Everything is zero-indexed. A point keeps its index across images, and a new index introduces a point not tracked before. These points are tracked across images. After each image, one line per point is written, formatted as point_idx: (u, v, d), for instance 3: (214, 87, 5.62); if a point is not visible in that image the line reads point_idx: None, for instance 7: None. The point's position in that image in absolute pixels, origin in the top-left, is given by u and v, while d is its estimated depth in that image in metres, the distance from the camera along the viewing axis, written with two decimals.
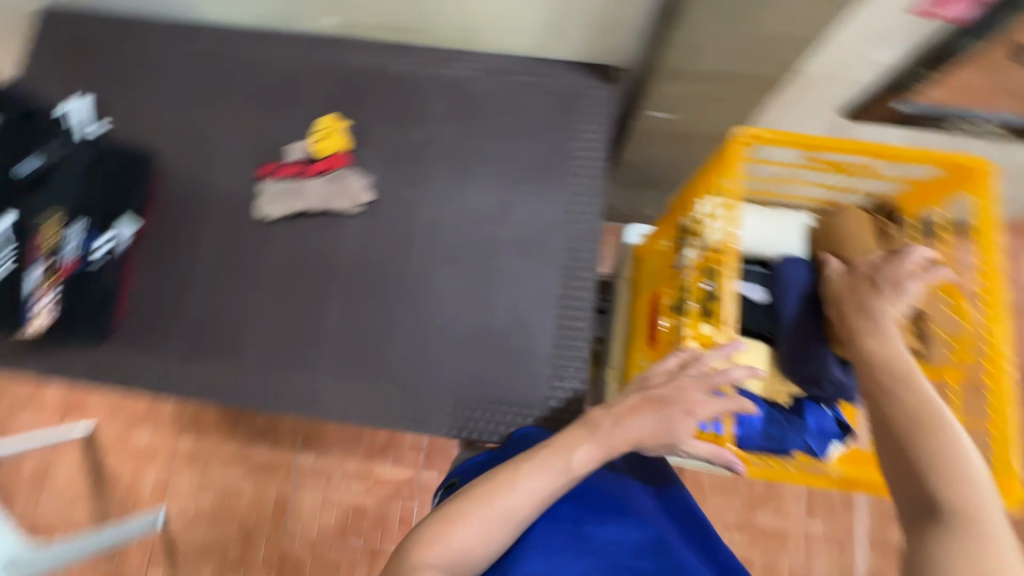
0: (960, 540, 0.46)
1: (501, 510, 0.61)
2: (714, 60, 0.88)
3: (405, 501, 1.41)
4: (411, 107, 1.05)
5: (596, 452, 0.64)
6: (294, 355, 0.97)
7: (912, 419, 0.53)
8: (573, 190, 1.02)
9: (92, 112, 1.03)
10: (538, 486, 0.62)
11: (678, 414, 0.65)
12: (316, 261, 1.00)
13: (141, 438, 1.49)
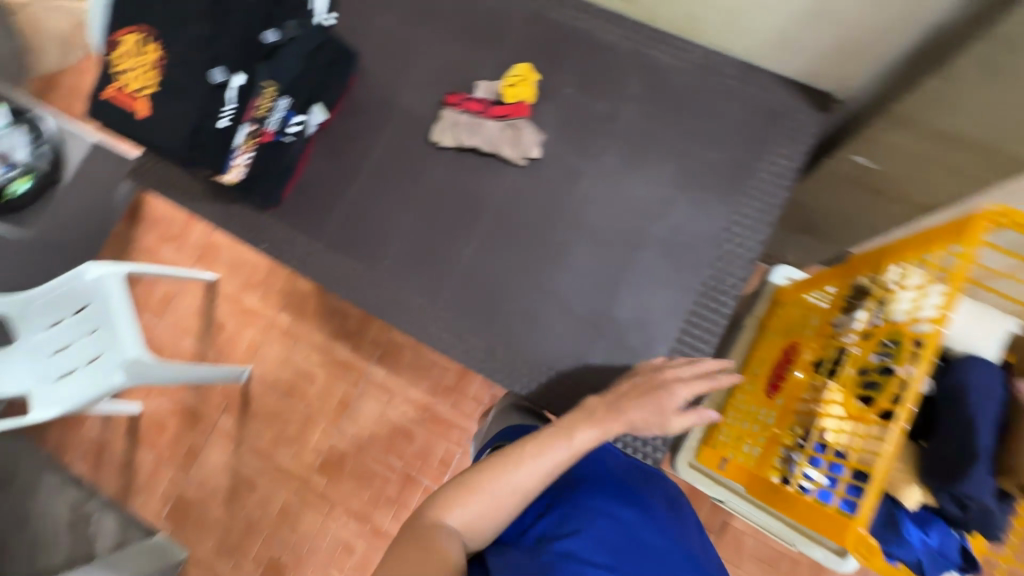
0: None
1: (516, 486, 0.67)
2: (964, 123, 0.74)
3: (453, 443, 1.46)
4: (606, 78, 1.03)
5: (595, 432, 0.73)
6: (421, 276, 1.01)
7: None
8: (743, 209, 0.96)
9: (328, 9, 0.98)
10: (551, 461, 0.70)
11: (664, 391, 0.78)
12: (470, 197, 1.02)
13: (251, 301, 1.64)
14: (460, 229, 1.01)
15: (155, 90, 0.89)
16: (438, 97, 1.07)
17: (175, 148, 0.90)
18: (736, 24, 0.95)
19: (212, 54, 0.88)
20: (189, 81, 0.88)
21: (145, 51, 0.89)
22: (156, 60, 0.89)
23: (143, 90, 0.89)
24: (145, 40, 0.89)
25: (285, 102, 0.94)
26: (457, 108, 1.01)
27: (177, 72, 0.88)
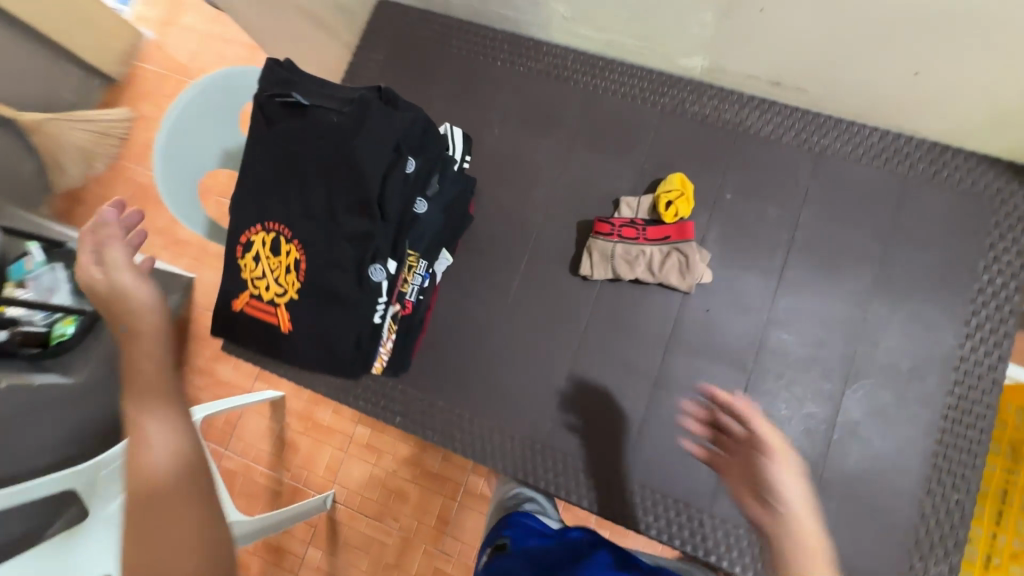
0: None
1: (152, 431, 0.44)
2: None
3: None
4: (770, 177, 0.90)
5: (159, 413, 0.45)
6: (596, 436, 0.86)
7: None
8: (970, 321, 0.81)
9: (467, 145, 0.78)
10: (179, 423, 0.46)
11: (98, 248, 0.53)
12: (635, 333, 0.89)
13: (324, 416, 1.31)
14: (631, 375, 0.88)
15: (293, 298, 0.64)
16: (576, 219, 0.92)
17: (332, 366, 0.64)
18: (937, 111, 0.78)
19: (360, 241, 0.61)
20: (337, 281, 0.62)
21: (276, 253, 0.63)
22: (294, 262, 0.63)
23: (274, 299, 0.64)
24: (277, 235, 0.63)
25: (425, 263, 0.77)
26: (612, 238, 0.87)
27: (319, 272, 0.62)
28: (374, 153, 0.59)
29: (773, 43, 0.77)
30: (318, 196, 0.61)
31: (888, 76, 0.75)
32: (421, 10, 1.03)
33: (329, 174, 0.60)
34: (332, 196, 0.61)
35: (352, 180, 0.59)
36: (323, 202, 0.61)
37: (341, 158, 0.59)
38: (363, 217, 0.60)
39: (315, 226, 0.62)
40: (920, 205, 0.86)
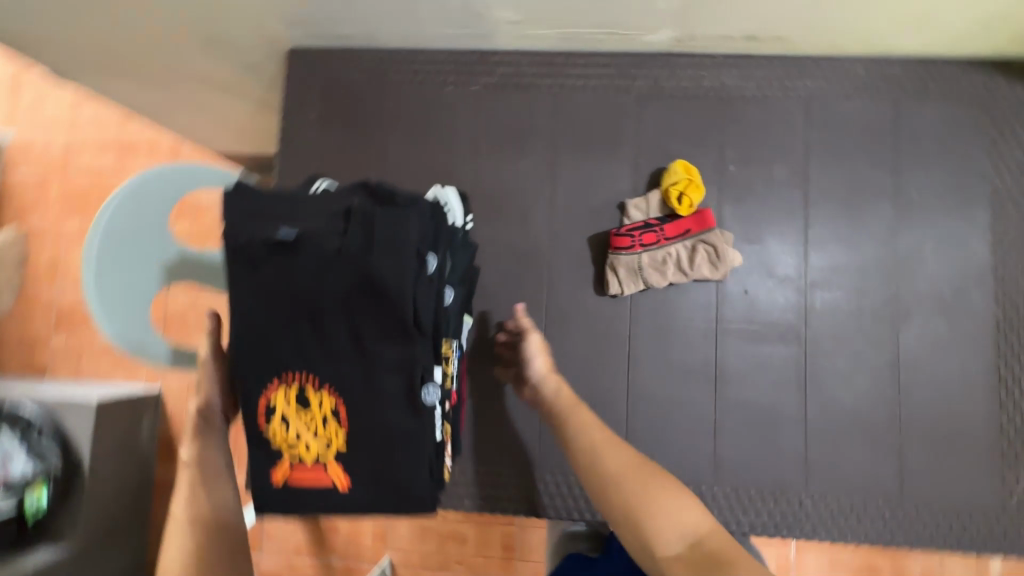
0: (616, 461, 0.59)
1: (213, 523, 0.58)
2: None
3: None
4: (767, 136, 0.85)
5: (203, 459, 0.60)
6: (673, 451, 0.82)
7: (617, 485, 0.57)
8: (993, 228, 0.81)
9: (465, 204, 0.69)
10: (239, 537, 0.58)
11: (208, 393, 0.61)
12: (680, 336, 0.84)
13: None
14: (690, 379, 0.84)
15: (342, 449, 0.54)
16: (584, 235, 0.86)
17: (407, 507, 0.55)
18: (926, 29, 0.75)
19: (404, 366, 0.53)
20: (390, 416, 0.54)
21: (307, 407, 0.54)
22: (331, 410, 0.54)
23: (320, 457, 0.55)
24: (301, 387, 0.54)
25: (456, 343, 0.68)
26: (636, 250, 0.81)
27: (366, 412, 0.53)
28: (393, 266, 0.51)
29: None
30: (339, 330, 0.53)
31: (877, 7, 0.70)
32: (344, 49, 0.90)
33: (346, 303, 0.52)
34: (356, 326, 0.52)
35: (375, 303, 0.51)
36: (348, 335, 0.53)
37: (355, 283, 0.51)
38: (400, 338, 0.52)
39: (346, 363, 0.53)
40: (919, 124, 0.84)
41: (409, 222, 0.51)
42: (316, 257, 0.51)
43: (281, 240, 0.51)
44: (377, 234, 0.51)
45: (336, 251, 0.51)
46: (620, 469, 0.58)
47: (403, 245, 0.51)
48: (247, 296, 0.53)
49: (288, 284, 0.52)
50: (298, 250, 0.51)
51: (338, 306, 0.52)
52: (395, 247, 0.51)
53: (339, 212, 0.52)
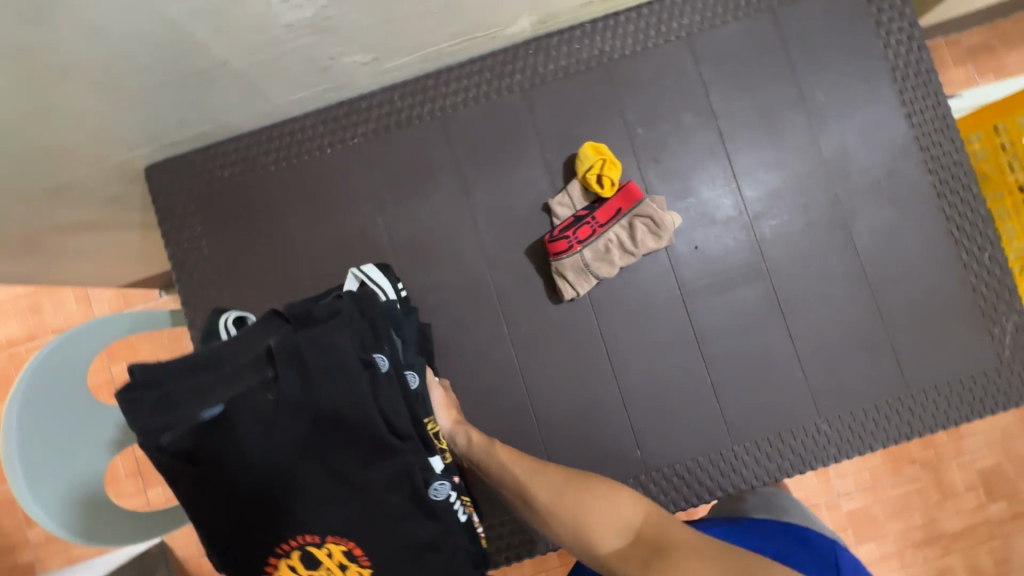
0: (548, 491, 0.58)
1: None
2: None
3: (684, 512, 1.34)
4: (662, 88, 0.82)
5: None
6: (681, 428, 0.80)
7: (555, 514, 0.56)
8: (902, 100, 0.81)
9: (388, 275, 0.71)
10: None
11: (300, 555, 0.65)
12: (648, 313, 0.81)
13: None
14: (674, 351, 0.81)
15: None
16: (519, 249, 0.82)
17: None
18: None
19: (395, 479, 0.51)
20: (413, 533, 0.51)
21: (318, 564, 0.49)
22: (346, 554, 0.50)
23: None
24: (303, 548, 0.49)
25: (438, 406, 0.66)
26: (576, 248, 0.77)
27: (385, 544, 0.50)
28: (339, 387, 0.50)
29: None
30: (314, 476, 0.50)
31: None
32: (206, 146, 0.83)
33: (307, 447, 0.50)
34: (330, 464, 0.50)
35: (339, 431, 0.50)
36: (327, 478, 0.50)
37: (310, 422, 0.50)
38: (382, 453, 0.51)
39: (340, 505, 0.50)
40: (800, 25, 0.82)
41: (338, 337, 0.51)
42: (257, 416, 0.49)
43: (210, 418, 0.49)
44: (307, 361, 0.50)
45: (275, 401, 0.49)
46: (552, 495, 0.57)
47: (342, 362, 0.51)
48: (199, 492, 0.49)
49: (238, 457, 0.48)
50: (232, 420, 0.48)
51: (300, 454, 0.49)
52: (331, 366, 0.50)
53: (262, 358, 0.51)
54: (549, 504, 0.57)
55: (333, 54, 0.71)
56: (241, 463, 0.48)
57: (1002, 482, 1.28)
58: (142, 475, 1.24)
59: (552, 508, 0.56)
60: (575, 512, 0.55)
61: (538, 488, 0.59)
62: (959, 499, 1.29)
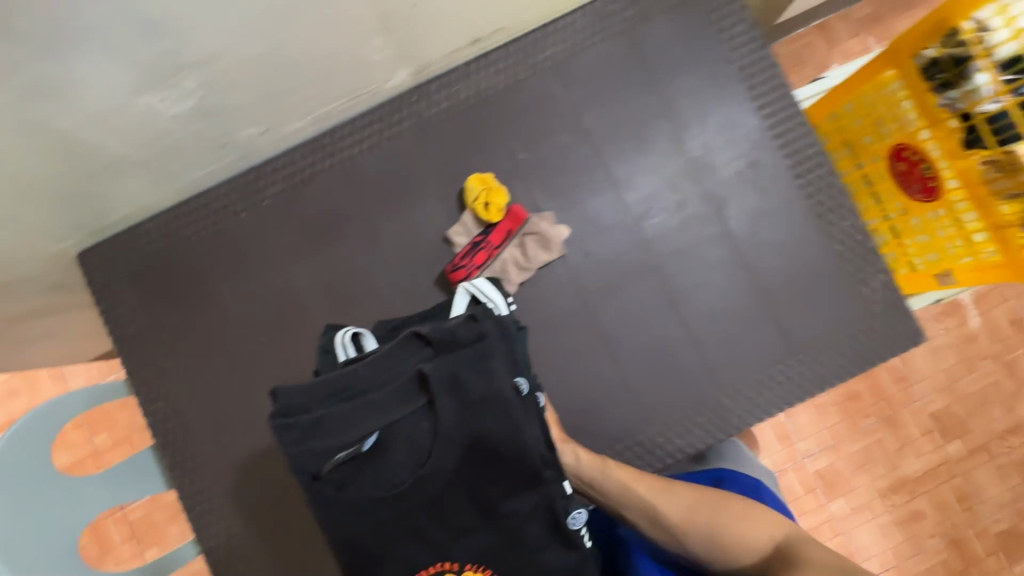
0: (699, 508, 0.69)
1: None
2: None
3: None
4: (535, 114, 0.90)
5: None
6: (599, 421, 0.87)
7: (701, 532, 0.68)
8: (752, 95, 0.89)
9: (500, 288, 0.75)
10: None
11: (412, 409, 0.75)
12: (552, 321, 0.88)
13: None
14: (581, 351, 0.88)
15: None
16: (430, 280, 0.89)
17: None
18: None
19: (533, 511, 0.66)
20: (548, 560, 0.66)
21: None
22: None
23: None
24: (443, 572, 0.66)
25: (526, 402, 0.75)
26: (475, 274, 0.85)
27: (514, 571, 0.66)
28: (491, 420, 0.65)
29: (445, 16, 0.76)
30: (459, 497, 0.66)
31: None
32: (132, 227, 0.91)
33: (456, 475, 0.65)
34: (472, 489, 0.66)
35: (474, 462, 0.65)
36: (471, 506, 0.66)
37: (458, 447, 0.64)
38: (529, 487, 0.66)
39: (478, 533, 0.66)
40: (652, 39, 0.90)
41: (496, 368, 0.65)
42: (409, 445, 0.64)
43: (363, 448, 0.65)
44: (461, 385, 0.64)
45: (429, 431, 0.64)
46: (694, 514, 0.69)
47: (495, 394, 0.65)
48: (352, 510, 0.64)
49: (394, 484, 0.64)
50: (388, 448, 0.64)
51: (445, 483, 0.65)
52: (481, 402, 0.65)
53: (415, 386, 0.64)
54: (694, 519, 0.69)
55: (226, 132, 0.78)
56: (403, 484, 0.64)
57: (955, 422, 1.35)
58: (137, 539, 1.29)
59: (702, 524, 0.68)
60: (722, 529, 0.67)
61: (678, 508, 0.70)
62: (915, 445, 1.35)
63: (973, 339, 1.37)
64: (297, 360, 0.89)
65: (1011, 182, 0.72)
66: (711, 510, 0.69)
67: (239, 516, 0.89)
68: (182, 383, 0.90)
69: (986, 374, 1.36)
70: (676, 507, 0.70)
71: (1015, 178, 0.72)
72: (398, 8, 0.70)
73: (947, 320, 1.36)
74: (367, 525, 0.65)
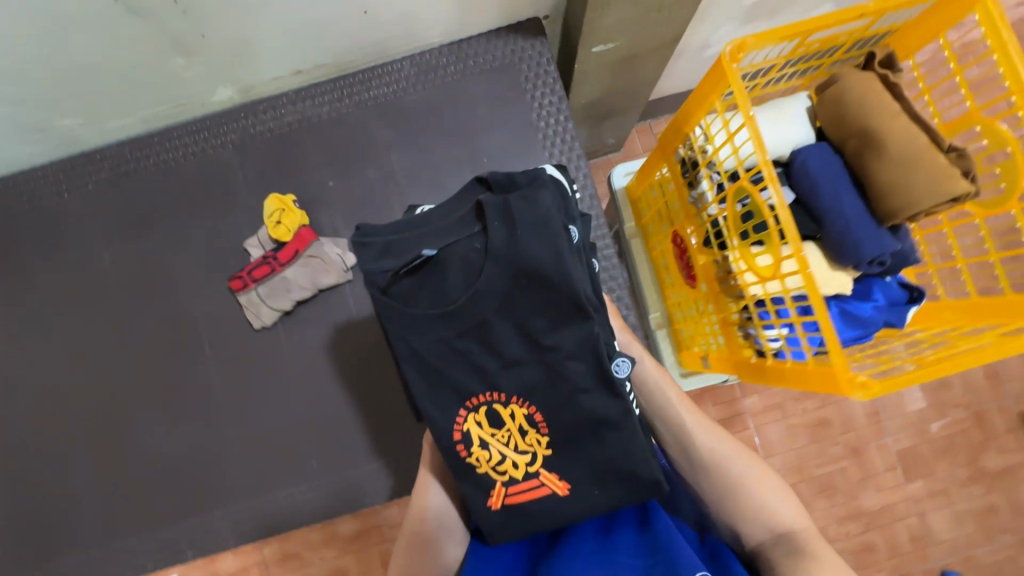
0: (739, 459, 0.66)
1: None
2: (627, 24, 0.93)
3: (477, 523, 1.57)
4: (351, 146, 0.96)
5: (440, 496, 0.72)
6: (359, 440, 0.92)
7: (719, 475, 0.66)
8: (551, 162, 0.95)
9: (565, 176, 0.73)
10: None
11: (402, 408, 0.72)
12: (332, 342, 0.93)
13: None
14: (354, 374, 0.93)
15: (545, 456, 0.65)
16: (225, 285, 0.94)
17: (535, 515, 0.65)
18: (413, 25, 0.87)
19: (579, 347, 0.62)
20: (586, 405, 0.63)
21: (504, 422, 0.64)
22: (526, 420, 0.64)
23: (528, 471, 0.64)
24: (494, 403, 0.64)
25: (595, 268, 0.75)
26: (250, 286, 0.91)
27: (557, 413, 0.63)
28: (536, 244, 0.59)
29: (249, 48, 0.82)
30: (506, 329, 0.62)
31: (347, 24, 0.82)
32: None
33: (507, 300, 0.61)
34: (521, 316, 0.61)
35: (540, 290, 0.60)
36: (516, 333, 0.62)
37: (510, 271, 0.60)
38: (571, 320, 0.61)
39: (524, 364, 0.63)
40: (470, 96, 0.96)
41: (543, 195, 0.60)
42: (463, 269, 0.61)
43: (425, 257, 0.61)
44: (514, 214, 0.60)
45: (482, 250, 0.60)
46: (720, 459, 0.66)
47: (544, 218, 0.60)
48: (415, 324, 0.62)
49: (444, 304, 0.61)
50: (444, 264, 0.61)
51: (496, 307, 0.61)
52: (538, 226, 0.60)
53: (470, 215, 0.62)
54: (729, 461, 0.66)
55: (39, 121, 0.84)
56: (460, 301, 0.61)
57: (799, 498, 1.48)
58: None
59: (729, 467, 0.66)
60: (734, 479, 0.64)
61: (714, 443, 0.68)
62: None
63: (822, 423, 1.51)
64: (91, 338, 0.94)
65: (727, 285, 0.79)
66: (750, 467, 0.65)
67: (12, 480, 0.93)
68: None
69: (833, 459, 1.50)
70: (714, 442, 0.68)
71: (730, 281, 0.77)
72: (188, 36, 0.76)
73: (803, 401, 1.51)
74: (431, 344, 0.62)
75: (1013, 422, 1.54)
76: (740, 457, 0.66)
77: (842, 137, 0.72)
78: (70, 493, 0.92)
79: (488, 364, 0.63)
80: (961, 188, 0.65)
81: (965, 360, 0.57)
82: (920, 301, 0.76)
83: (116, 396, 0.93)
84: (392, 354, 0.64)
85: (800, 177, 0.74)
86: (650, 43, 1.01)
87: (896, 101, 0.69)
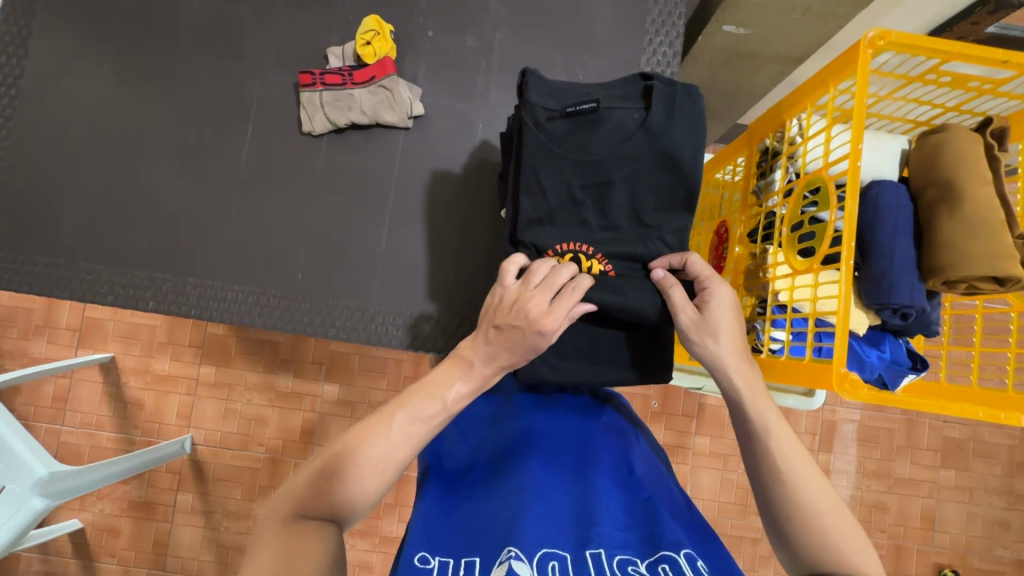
0: (812, 484, 0.58)
1: (388, 456, 0.57)
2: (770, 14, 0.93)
3: None
4: (464, 8, 0.95)
5: (470, 386, 0.63)
6: (349, 276, 0.92)
7: (786, 500, 0.58)
8: None
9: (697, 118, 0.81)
10: (422, 416, 0.60)
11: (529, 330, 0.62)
12: (365, 176, 0.93)
13: None
14: (372, 215, 0.93)
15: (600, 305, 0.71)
16: (291, 80, 0.94)
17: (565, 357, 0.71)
18: None
19: (673, 234, 0.70)
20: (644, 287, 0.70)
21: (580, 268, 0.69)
22: (600, 272, 0.70)
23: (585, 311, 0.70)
24: (576, 254, 0.70)
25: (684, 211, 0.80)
26: (316, 87, 0.91)
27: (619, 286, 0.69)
28: (681, 137, 0.68)
29: None
30: (620, 198, 0.70)
31: None
32: None
33: (635, 174, 0.69)
34: (638, 192, 0.70)
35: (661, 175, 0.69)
36: (629, 201, 0.70)
37: (650, 150, 0.68)
38: (676, 210, 0.70)
39: (623, 232, 0.71)
40: (593, 14, 0.96)
41: (702, 102, 0.69)
42: (616, 132, 0.69)
43: (588, 109, 0.69)
44: (674, 108, 0.68)
45: (637, 123, 0.69)
46: (791, 484, 0.58)
47: (694, 119, 0.69)
48: (556, 160, 0.69)
49: (587, 154, 0.69)
50: (601, 125, 0.69)
51: (627, 171, 0.69)
52: (690, 122, 0.69)
53: (637, 94, 0.71)
54: (801, 484, 0.58)
55: None
56: (600, 155, 0.69)
57: None
58: None
59: (801, 495, 0.57)
60: (803, 505, 0.57)
61: (789, 461, 0.59)
62: None
63: None
64: (148, 71, 0.94)
65: (753, 278, 0.79)
66: (819, 493, 0.58)
67: (11, 166, 0.92)
68: (39, 28, 0.94)
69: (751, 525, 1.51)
70: (792, 464, 0.59)
71: (758, 277, 0.77)
72: None
73: None
74: (558, 182, 0.70)
75: (927, 568, 1.55)
76: (812, 480, 0.58)
77: (923, 185, 0.72)
78: (64, 199, 0.92)
79: (592, 221, 0.71)
80: (1015, 271, 0.66)
81: (934, 405, 0.63)
82: (920, 373, 0.78)
83: (147, 133, 0.94)
84: (516, 184, 0.71)
85: (870, 207, 0.73)
86: (777, 46, 1.00)
87: (990, 170, 0.69)
